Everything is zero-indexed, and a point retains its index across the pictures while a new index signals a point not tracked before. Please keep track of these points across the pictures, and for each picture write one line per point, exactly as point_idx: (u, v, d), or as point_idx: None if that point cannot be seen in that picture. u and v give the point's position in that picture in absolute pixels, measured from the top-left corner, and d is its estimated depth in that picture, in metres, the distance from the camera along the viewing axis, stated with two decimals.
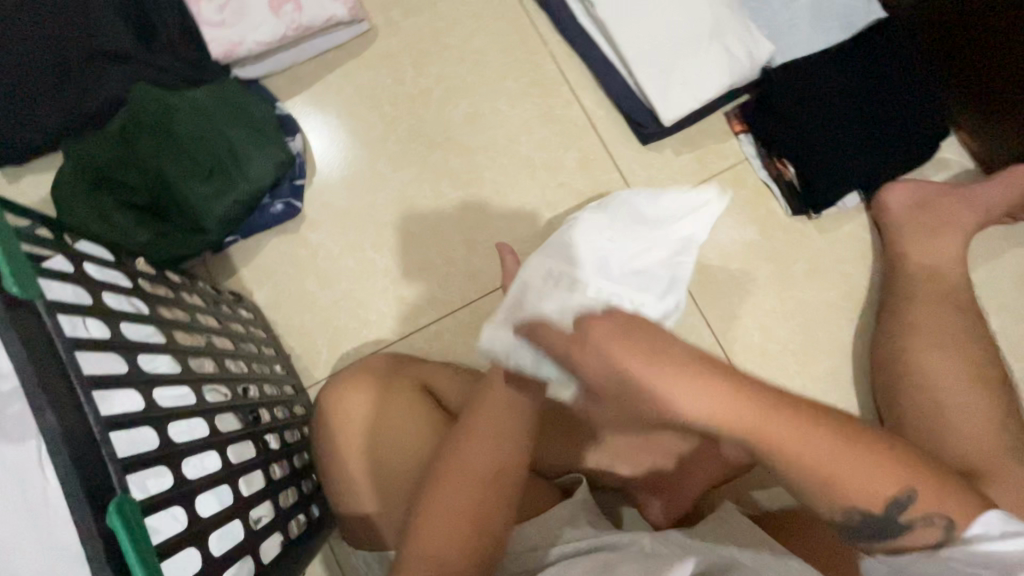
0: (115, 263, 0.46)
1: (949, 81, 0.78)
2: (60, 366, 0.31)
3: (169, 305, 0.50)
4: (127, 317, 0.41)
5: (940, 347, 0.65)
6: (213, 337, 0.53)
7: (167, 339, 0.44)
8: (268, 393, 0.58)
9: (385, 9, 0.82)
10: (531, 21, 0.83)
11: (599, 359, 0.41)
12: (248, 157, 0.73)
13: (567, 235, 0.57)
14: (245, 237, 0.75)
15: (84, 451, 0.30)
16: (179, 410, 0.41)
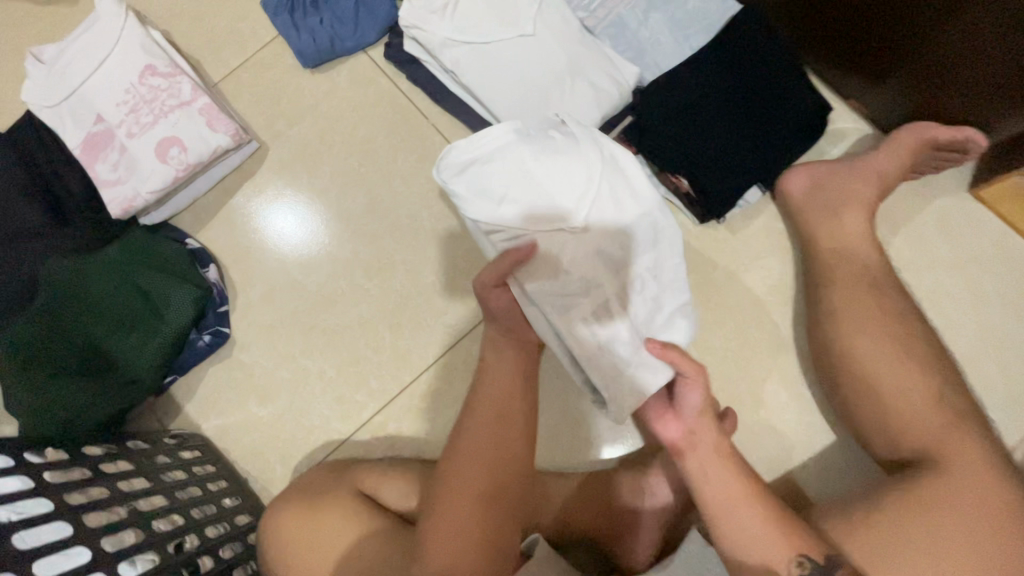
0: (15, 465, 0.47)
1: (821, 53, 0.77)
2: None
3: (82, 487, 0.52)
4: (23, 525, 0.43)
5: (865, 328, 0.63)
6: (137, 504, 0.56)
7: (73, 532, 0.47)
8: (209, 536, 0.61)
9: (271, 125, 0.86)
10: (408, 99, 0.85)
11: (715, 478, 0.56)
12: (166, 300, 0.76)
13: (560, 233, 0.57)
14: (183, 374, 0.78)
15: None
16: None
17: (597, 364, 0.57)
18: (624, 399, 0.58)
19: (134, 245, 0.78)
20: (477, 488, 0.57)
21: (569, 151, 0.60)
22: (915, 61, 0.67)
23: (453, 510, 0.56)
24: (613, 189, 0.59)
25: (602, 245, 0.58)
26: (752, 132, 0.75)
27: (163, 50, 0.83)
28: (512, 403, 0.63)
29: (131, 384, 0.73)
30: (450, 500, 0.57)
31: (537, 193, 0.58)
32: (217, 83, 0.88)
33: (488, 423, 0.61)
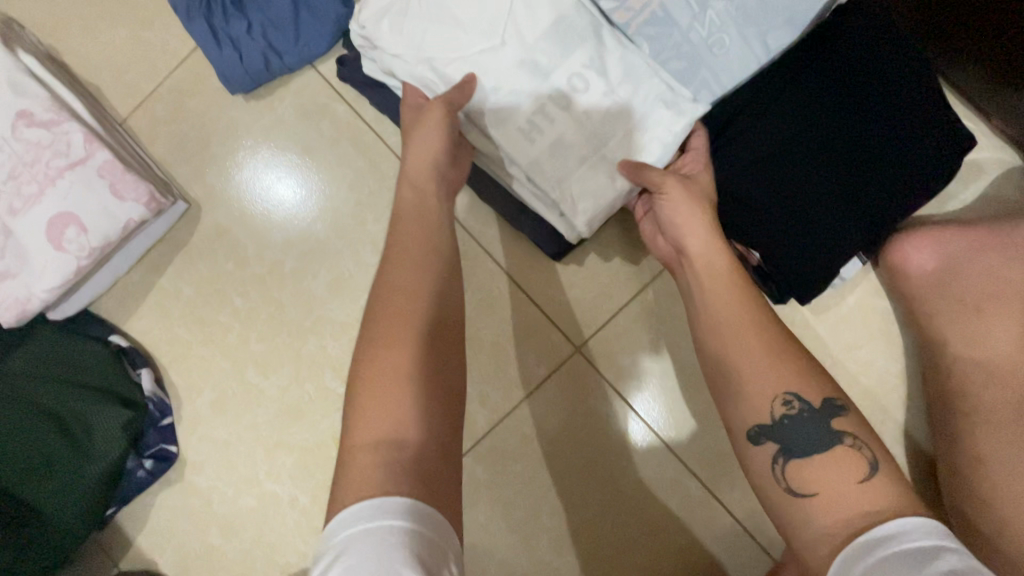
0: None
1: (961, 60, 0.53)
2: None
3: None
4: None
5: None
6: None
7: None
8: None
9: (203, 178, 0.66)
10: (377, 137, 0.64)
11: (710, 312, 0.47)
12: (90, 427, 0.60)
13: (511, 117, 0.52)
14: (127, 505, 0.64)
15: None
16: None
17: (550, 172, 0.52)
18: (574, 198, 0.52)
19: (43, 353, 0.62)
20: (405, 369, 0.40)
21: (513, 35, 0.52)
22: None
23: (387, 408, 0.39)
24: (579, 88, 0.52)
25: (542, 83, 0.52)
26: (854, 179, 0.53)
27: (41, 83, 0.61)
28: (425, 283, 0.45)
29: (62, 535, 0.59)
30: (381, 358, 0.41)
31: (489, 100, 0.52)
32: (126, 120, 0.67)
33: (405, 290, 0.44)
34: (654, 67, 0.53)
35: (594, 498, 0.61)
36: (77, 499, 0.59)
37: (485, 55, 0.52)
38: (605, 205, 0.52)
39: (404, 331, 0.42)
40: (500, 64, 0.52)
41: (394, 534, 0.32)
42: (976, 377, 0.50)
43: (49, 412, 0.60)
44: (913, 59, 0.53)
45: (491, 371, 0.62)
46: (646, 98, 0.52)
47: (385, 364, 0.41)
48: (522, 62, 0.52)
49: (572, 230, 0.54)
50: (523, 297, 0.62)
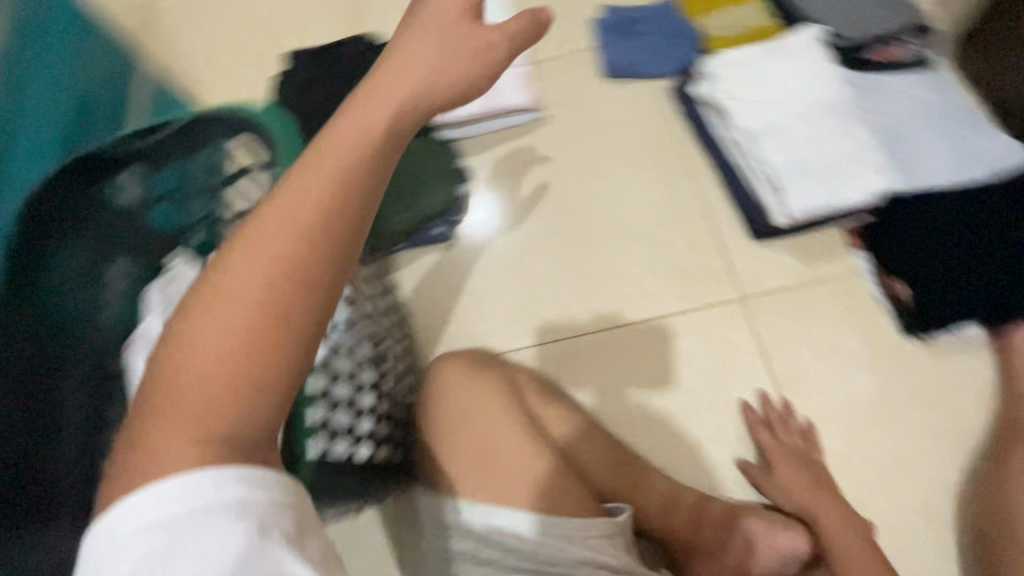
0: None
1: None
2: None
3: None
4: None
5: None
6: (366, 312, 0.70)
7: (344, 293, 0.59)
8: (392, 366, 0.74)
9: (557, 105, 1.04)
10: (672, 126, 0.98)
11: None
12: (427, 191, 0.95)
13: (771, 140, 0.85)
14: (408, 248, 0.96)
15: None
16: None
17: (783, 175, 0.82)
18: (792, 195, 0.81)
19: (423, 146, 0.98)
20: (254, 378, 0.33)
21: (795, 101, 0.86)
22: None
23: (205, 327, 0.33)
24: (823, 140, 0.83)
25: (800, 129, 0.84)
26: (1002, 269, 0.72)
27: (511, 24, 1.07)
28: (352, 190, 0.36)
29: (378, 236, 0.93)
30: (244, 259, 0.34)
31: (762, 126, 0.86)
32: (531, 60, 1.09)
33: (303, 189, 0.35)
34: (878, 150, 0.81)
35: (705, 398, 0.79)
36: (400, 221, 0.94)
37: (771, 104, 0.87)
38: (811, 207, 0.80)
39: (263, 301, 0.34)
40: (779, 112, 0.86)
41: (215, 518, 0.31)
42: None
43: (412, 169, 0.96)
44: None
45: (675, 284, 0.87)
46: (865, 162, 0.81)
47: (226, 306, 0.34)
48: (794, 115, 0.85)
49: (780, 216, 0.82)
50: (719, 252, 0.88)
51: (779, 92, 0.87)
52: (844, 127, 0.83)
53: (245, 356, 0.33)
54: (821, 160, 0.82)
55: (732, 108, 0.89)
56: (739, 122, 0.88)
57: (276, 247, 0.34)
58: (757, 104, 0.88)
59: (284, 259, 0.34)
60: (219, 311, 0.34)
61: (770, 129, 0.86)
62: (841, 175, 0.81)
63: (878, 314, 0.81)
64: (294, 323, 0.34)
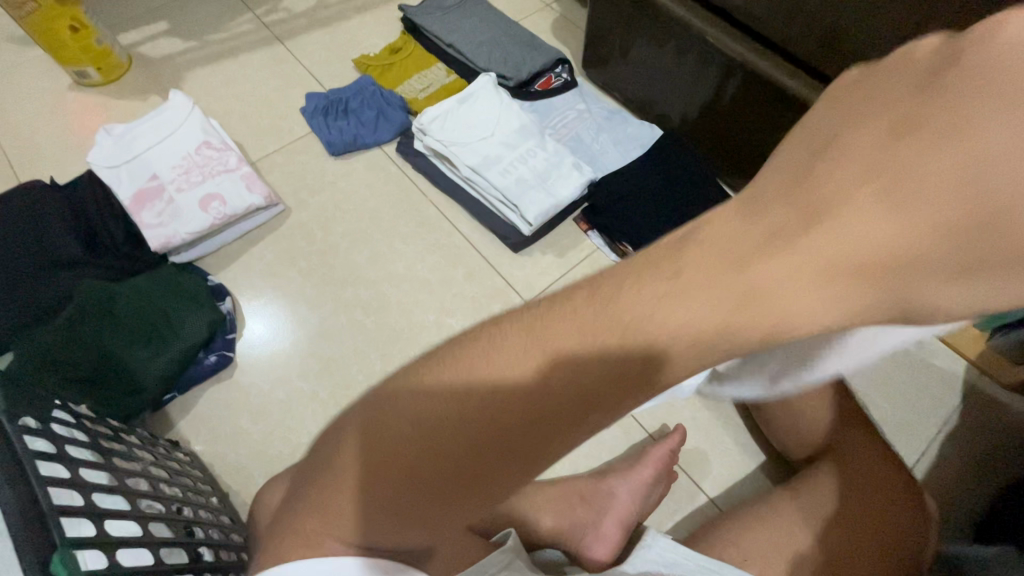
0: (40, 431, 0.47)
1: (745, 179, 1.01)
2: (41, 519, 0.38)
3: (84, 450, 0.52)
4: (59, 481, 0.44)
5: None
6: (141, 482, 0.57)
7: (85, 494, 0.46)
8: (211, 533, 0.62)
9: (296, 194, 1.05)
10: (412, 182, 1.07)
11: None
12: (182, 320, 0.85)
13: (489, 171, 0.98)
14: (183, 392, 0.85)
15: (44, 551, 0.37)
16: (127, 541, 0.46)
17: (511, 192, 0.96)
18: (529, 206, 0.95)
19: (163, 276, 0.90)
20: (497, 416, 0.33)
21: (507, 142, 1.00)
22: None
23: None
24: (530, 162, 0.99)
25: (513, 158, 0.99)
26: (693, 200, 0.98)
27: (218, 132, 1.04)
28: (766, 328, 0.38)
29: (135, 394, 0.79)
30: None
31: (484, 162, 0.99)
32: (255, 160, 1.07)
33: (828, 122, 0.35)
34: (571, 153, 1.02)
35: None
36: (160, 364, 0.81)
37: (484, 149, 1.00)
38: (543, 210, 0.95)
39: None
40: (494, 155, 1.00)
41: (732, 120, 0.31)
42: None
43: (155, 307, 0.85)
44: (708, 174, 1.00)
45: (466, 313, 0.95)
46: (561, 173, 0.99)
47: None
48: (506, 150, 1.00)
49: (525, 227, 0.96)
50: (493, 273, 0.98)
51: (485, 130, 1.01)
52: (538, 146, 1.00)
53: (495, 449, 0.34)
54: (530, 177, 0.97)
55: (468, 157, 1.00)
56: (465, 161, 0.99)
57: (420, 448, 0.34)
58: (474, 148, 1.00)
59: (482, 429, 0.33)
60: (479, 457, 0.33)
61: (488, 164, 0.99)
62: (552, 184, 0.97)
63: (602, 257, 1.01)
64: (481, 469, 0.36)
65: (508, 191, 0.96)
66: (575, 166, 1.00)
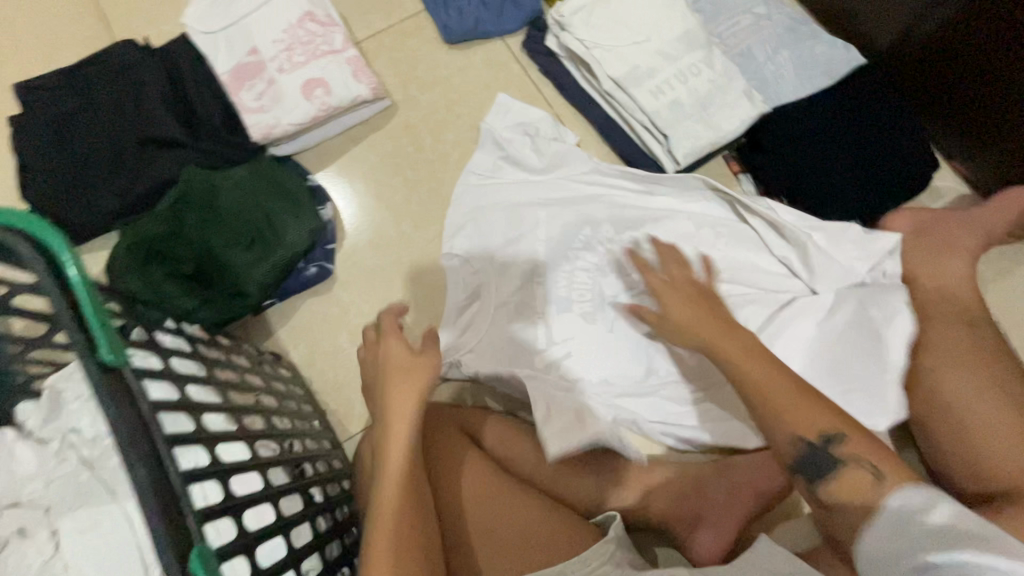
0: (161, 370, 0.42)
1: (943, 127, 0.82)
2: (175, 497, 0.34)
3: (203, 384, 0.48)
4: (185, 437, 0.39)
5: (957, 359, 0.67)
6: (255, 416, 0.53)
7: (209, 446, 0.42)
8: (318, 466, 0.60)
9: (404, 87, 0.91)
10: (536, 87, 0.90)
11: None
12: (283, 225, 0.79)
13: (637, 87, 0.81)
14: (283, 300, 0.81)
15: (179, 538, 0.33)
16: (252, 498, 0.43)
17: (662, 118, 0.79)
18: (681, 139, 0.78)
19: (263, 171, 0.82)
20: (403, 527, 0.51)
21: (666, 50, 0.81)
22: (1001, 135, 0.75)
23: None
24: (692, 82, 0.80)
25: (669, 74, 0.80)
26: (875, 146, 0.80)
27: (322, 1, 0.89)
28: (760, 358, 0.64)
29: (235, 297, 0.76)
30: None
31: (632, 75, 0.81)
32: (360, 41, 0.93)
33: (863, 433, 0.52)
34: (742, 76, 0.81)
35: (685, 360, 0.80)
36: (262, 270, 0.76)
37: (635, 56, 0.81)
38: (695, 146, 0.78)
39: None
40: (645, 66, 0.81)
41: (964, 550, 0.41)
42: (937, 297, 0.72)
43: (256, 207, 0.78)
44: (902, 115, 0.81)
45: None
46: (727, 100, 0.79)
47: None
48: (664, 61, 0.80)
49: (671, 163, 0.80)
50: None
51: (638, 32, 0.81)
52: (702, 61, 0.80)
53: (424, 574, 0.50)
54: (688, 101, 0.79)
55: (615, 66, 0.82)
56: (609, 72, 0.82)
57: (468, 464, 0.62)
58: (621, 54, 0.81)
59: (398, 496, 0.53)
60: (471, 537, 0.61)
61: (637, 78, 0.81)
62: (715, 114, 0.79)
63: None
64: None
65: (659, 118, 0.79)
66: (745, 93, 0.80)
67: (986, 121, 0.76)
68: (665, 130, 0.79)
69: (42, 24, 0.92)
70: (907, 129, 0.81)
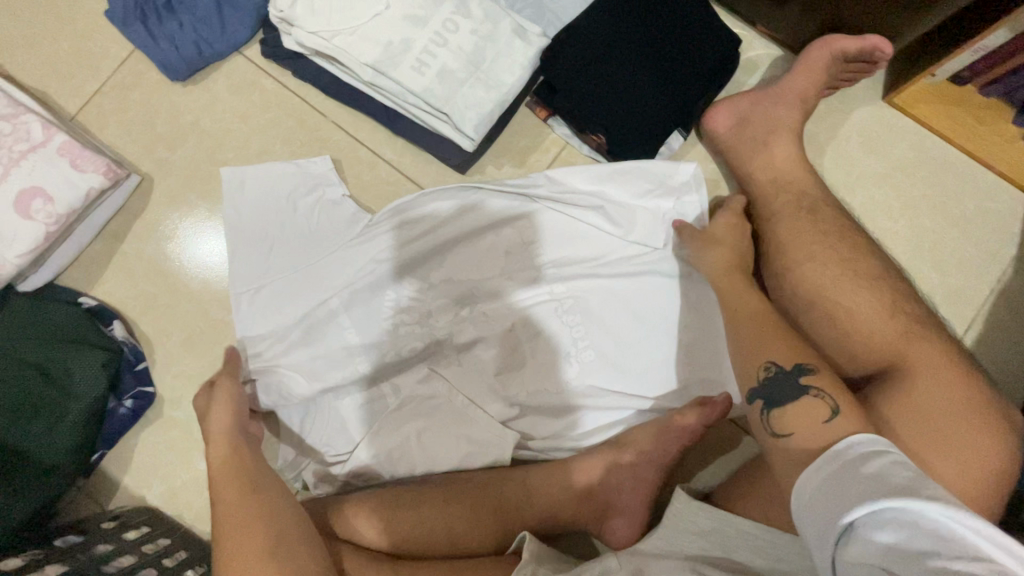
0: None
1: None
2: None
3: None
4: None
5: (804, 259, 0.64)
6: None
7: None
8: None
9: (150, 152, 0.76)
10: (301, 98, 0.77)
11: None
12: (68, 373, 0.67)
13: (396, 66, 0.68)
14: (112, 446, 0.71)
15: None
16: None
17: (437, 95, 0.68)
18: (466, 112, 0.68)
19: (19, 320, 0.68)
20: (242, 509, 0.53)
21: (411, 12, 0.68)
22: None
23: None
24: (453, 41, 0.68)
25: (426, 39, 0.68)
26: (673, 42, 0.71)
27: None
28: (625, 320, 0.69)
29: (49, 474, 0.65)
30: None
31: (387, 54, 0.68)
32: (75, 116, 0.76)
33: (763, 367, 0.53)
34: (506, 10, 0.70)
35: None
36: (65, 433, 0.65)
37: (381, 32, 0.68)
38: (484, 114, 0.69)
39: None
40: (397, 38, 0.68)
41: (923, 497, 0.38)
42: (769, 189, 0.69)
43: (27, 365, 0.67)
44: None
45: None
46: (499, 48, 0.69)
47: None
48: (414, 25, 0.68)
49: (468, 140, 0.70)
50: None
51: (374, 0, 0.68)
52: (456, 12, 0.69)
53: (266, 534, 0.51)
54: (456, 65, 0.68)
55: (365, 50, 0.69)
56: (360, 58, 0.69)
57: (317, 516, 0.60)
58: (365, 34, 0.68)
59: (229, 493, 0.55)
60: None
61: (393, 56, 0.68)
62: (492, 70, 0.69)
63: (575, 154, 0.78)
64: (292, 565, 0.50)
65: (434, 96, 0.68)
66: (516, 31, 0.70)
67: None
68: (445, 107, 0.68)
69: None
70: (699, 9, 0.72)
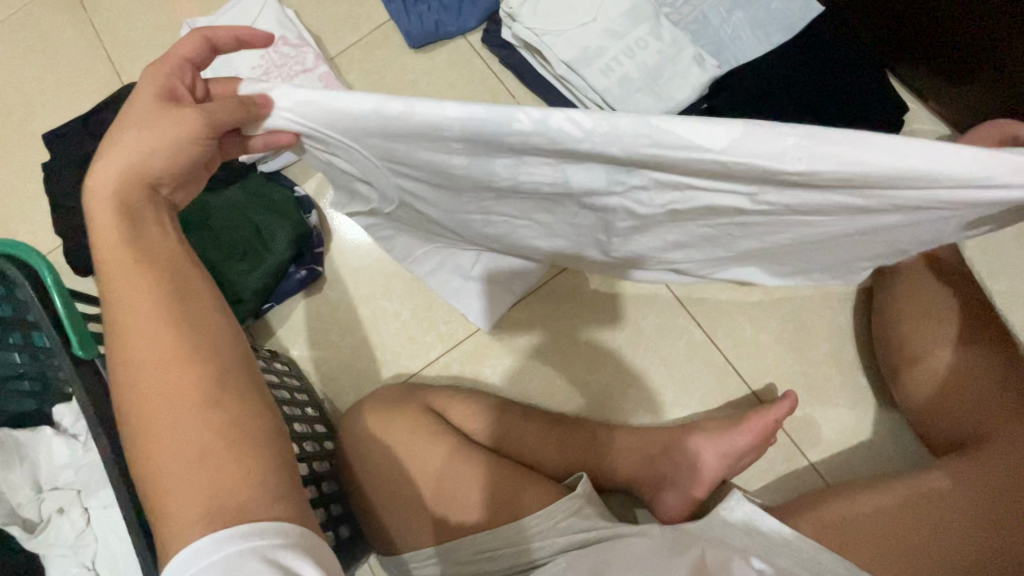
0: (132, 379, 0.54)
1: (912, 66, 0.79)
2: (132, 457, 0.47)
3: None
4: None
5: (932, 319, 0.67)
6: None
7: None
8: (306, 447, 0.68)
9: (376, 95, 0.97)
10: (500, 80, 0.94)
11: None
12: (272, 235, 0.85)
13: (587, 65, 0.82)
14: (279, 303, 0.89)
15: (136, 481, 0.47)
16: None
17: (614, 96, 0.81)
18: (634, 114, 0.80)
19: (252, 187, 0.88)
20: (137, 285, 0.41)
21: (612, 28, 0.82)
22: (975, 71, 0.72)
23: None
24: (639, 56, 0.81)
25: (619, 50, 0.82)
26: (841, 96, 0.77)
27: (294, 24, 0.96)
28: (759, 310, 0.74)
29: (237, 305, 0.83)
30: None
31: (583, 56, 0.82)
32: (334, 56, 0.99)
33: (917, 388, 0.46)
34: (691, 42, 0.82)
35: (681, 336, 0.80)
36: (256, 279, 0.83)
37: (584, 38, 0.83)
38: (648, 119, 0.80)
39: None
40: (596, 45, 0.82)
41: None
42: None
43: (248, 221, 0.86)
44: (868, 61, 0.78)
45: None
46: (676, 69, 0.80)
47: None
48: (612, 38, 0.82)
49: None
50: None
51: (585, 13, 0.83)
52: (649, 33, 0.82)
53: (202, 360, 0.40)
54: (637, 75, 0.81)
55: (566, 49, 0.83)
56: (560, 55, 0.83)
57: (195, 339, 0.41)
58: (571, 37, 0.83)
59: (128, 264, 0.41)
60: (458, 490, 0.61)
61: (588, 59, 0.82)
62: (666, 86, 0.80)
63: None
64: (238, 391, 0.40)
65: (612, 95, 0.81)
66: (696, 59, 0.81)
67: (956, 56, 0.73)
68: (617, 106, 0.80)
69: (64, 79, 1.05)
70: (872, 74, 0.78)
